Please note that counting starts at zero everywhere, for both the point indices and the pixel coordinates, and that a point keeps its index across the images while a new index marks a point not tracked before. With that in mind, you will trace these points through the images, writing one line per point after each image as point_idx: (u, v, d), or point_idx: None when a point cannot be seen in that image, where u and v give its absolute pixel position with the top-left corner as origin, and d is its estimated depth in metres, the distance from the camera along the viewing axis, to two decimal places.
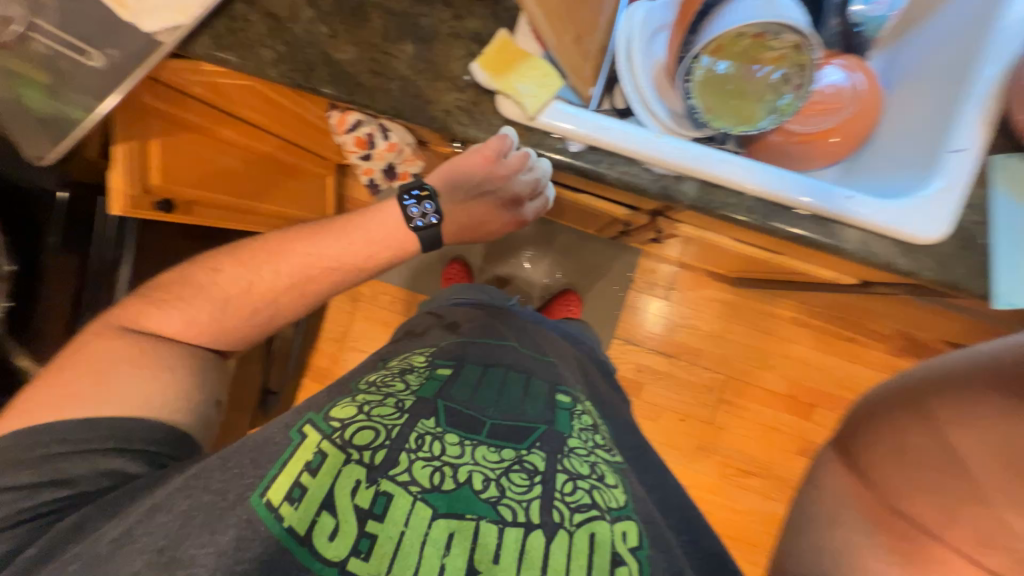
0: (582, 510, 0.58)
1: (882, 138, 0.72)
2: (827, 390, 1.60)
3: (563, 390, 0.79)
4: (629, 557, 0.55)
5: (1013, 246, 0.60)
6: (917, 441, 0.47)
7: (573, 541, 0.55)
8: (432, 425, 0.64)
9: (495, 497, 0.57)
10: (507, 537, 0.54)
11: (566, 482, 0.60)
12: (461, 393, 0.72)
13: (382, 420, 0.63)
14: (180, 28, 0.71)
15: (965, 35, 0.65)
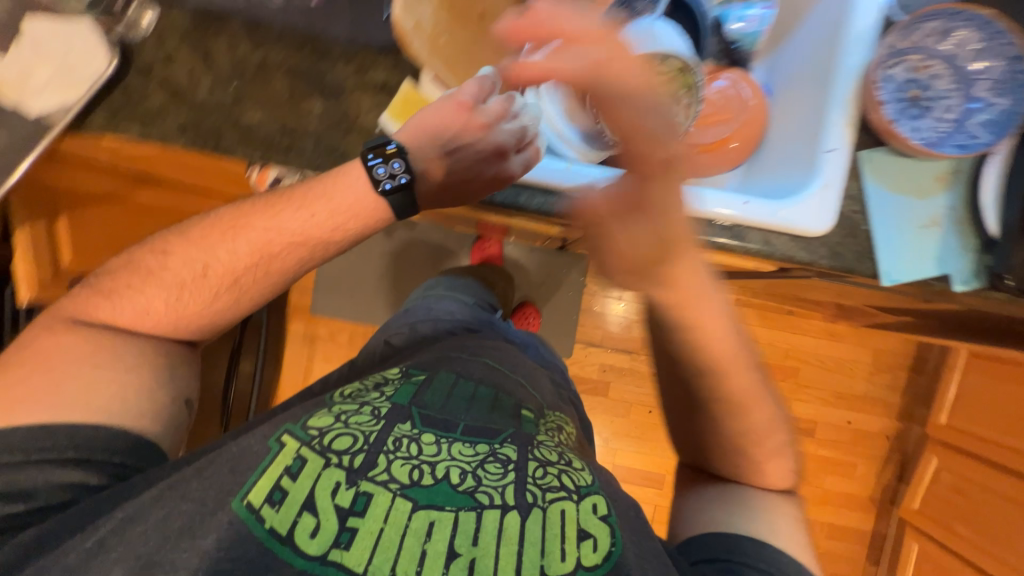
0: (553, 489, 0.60)
1: (773, 143, 0.79)
2: (774, 362, 1.74)
3: (526, 401, 0.78)
4: (598, 528, 0.57)
5: (890, 230, 0.67)
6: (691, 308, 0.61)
7: (547, 518, 0.56)
8: (409, 428, 0.64)
9: (472, 486, 0.58)
10: (485, 522, 0.55)
11: (538, 467, 0.62)
12: (433, 398, 0.71)
13: (359, 427, 0.62)
14: (71, 107, 0.68)
15: (823, 47, 0.72)
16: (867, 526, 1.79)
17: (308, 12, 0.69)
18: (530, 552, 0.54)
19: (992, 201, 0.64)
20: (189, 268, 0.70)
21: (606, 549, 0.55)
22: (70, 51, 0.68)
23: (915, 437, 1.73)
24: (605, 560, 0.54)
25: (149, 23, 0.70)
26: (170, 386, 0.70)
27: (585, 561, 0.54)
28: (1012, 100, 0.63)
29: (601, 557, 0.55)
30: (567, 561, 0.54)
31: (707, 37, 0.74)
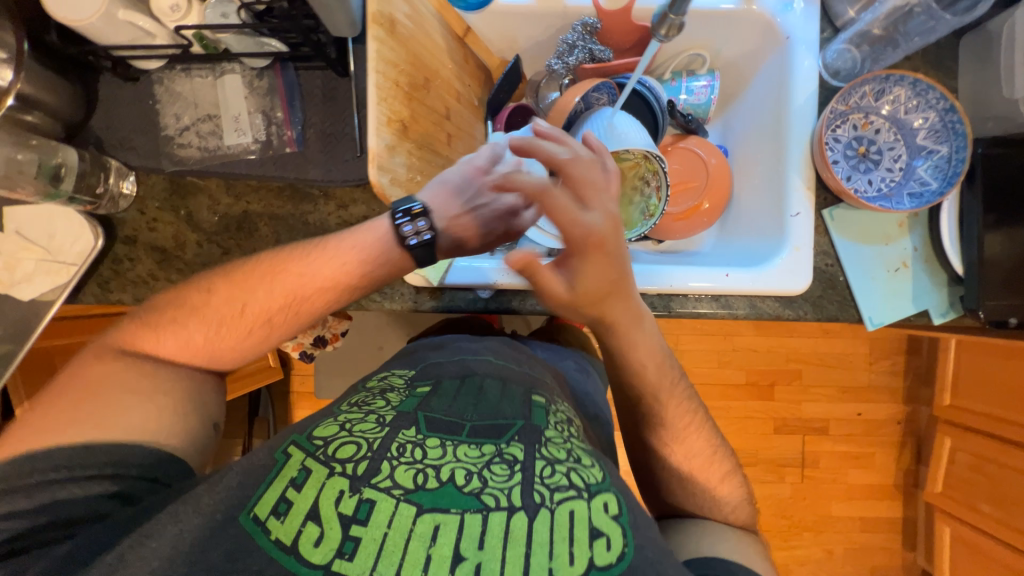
0: (560, 488, 0.50)
1: (740, 200, 0.83)
2: (776, 367, 1.78)
3: (538, 387, 0.66)
4: (610, 526, 0.48)
5: (863, 277, 0.71)
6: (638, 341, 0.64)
7: (554, 521, 0.47)
8: (413, 433, 0.54)
9: (477, 487, 0.49)
10: (490, 529, 0.46)
11: (545, 466, 0.52)
12: (443, 402, 0.60)
13: (364, 435, 0.53)
14: (62, 286, 0.70)
15: (773, 107, 0.76)
16: (898, 514, 1.81)
17: (281, 158, 0.71)
18: (537, 552, 0.45)
19: (952, 242, 0.68)
20: (229, 305, 0.62)
21: (618, 548, 0.47)
22: (53, 234, 0.70)
23: (924, 418, 1.77)
24: (618, 559, 0.46)
25: (129, 191, 0.71)
26: (198, 409, 0.61)
27: (597, 562, 0.45)
28: (953, 147, 0.67)
29: (614, 557, 0.46)
30: (577, 565, 0.45)
31: (662, 119, 0.78)
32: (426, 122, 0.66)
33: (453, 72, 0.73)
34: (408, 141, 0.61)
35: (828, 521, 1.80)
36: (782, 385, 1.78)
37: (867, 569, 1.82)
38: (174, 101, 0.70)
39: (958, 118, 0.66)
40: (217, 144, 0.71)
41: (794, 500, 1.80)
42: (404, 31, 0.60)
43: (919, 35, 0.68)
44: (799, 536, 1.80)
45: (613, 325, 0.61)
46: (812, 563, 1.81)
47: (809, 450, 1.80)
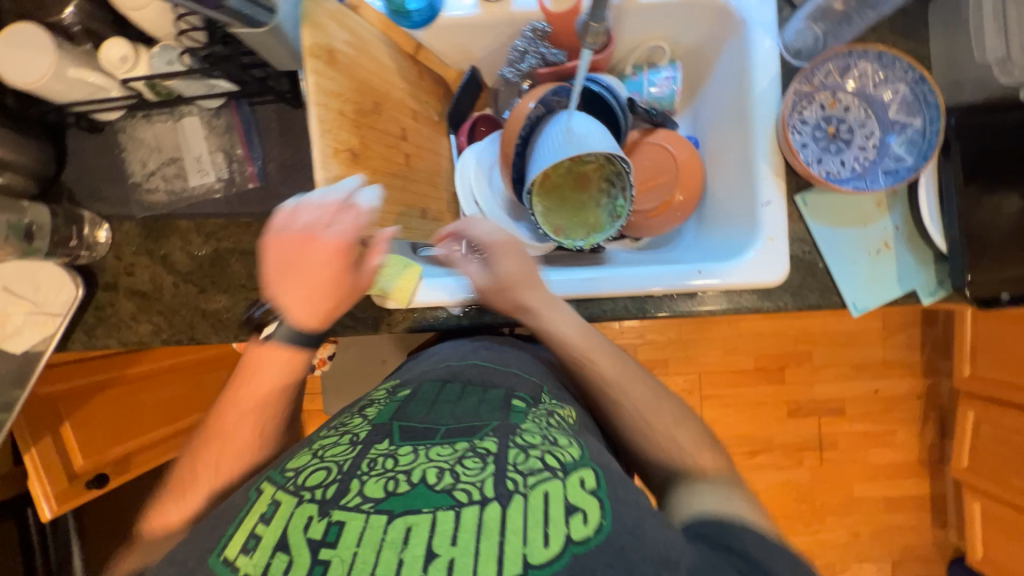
0: (535, 470, 0.45)
1: (715, 190, 0.81)
2: (785, 350, 1.73)
3: (521, 385, 0.63)
4: (587, 502, 0.43)
5: (844, 262, 0.69)
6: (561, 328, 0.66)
7: (530, 505, 0.42)
8: (387, 446, 0.50)
9: (449, 483, 0.44)
10: (462, 526, 0.41)
11: (518, 453, 0.47)
12: (420, 409, 0.56)
13: (335, 458, 0.49)
14: (50, 336, 0.72)
15: (736, 93, 0.74)
16: (925, 491, 1.76)
17: (246, 195, 0.72)
18: (510, 541, 0.40)
19: (934, 220, 0.66)
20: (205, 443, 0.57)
21: (596, 522, 0.42)
22: (37, 286, 0.71)
23: (945, 391, 1.71)
24: (596, 532, 0.41)
25: (105, 239, 0.73)
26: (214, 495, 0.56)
27: (575, 538, 0.41)
28: (926, 119, 0.64)
29: (591, 531, 0.41)
30: (552, 546, 0.40)
31: (623, 117, 0.77)
32: (379, 147, 0.66)
33: (406, 91, 0.73)
34: (359, 168, 0.61)
35: (852, 503, 1.76)
36: (793, 368, 1.74)
37: (896, 549, 1.77)
38: (138, 148, 0.72)
39: (928, 88, 0.63)
40: (183, 186, 0.72)
41: (814, 484, 1.76)
42: (345, 59, 0.60)
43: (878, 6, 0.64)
44: (823, 521, 1.76)
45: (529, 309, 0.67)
46: (838, 546, 1.77)
47: (826, 432, 1.75)
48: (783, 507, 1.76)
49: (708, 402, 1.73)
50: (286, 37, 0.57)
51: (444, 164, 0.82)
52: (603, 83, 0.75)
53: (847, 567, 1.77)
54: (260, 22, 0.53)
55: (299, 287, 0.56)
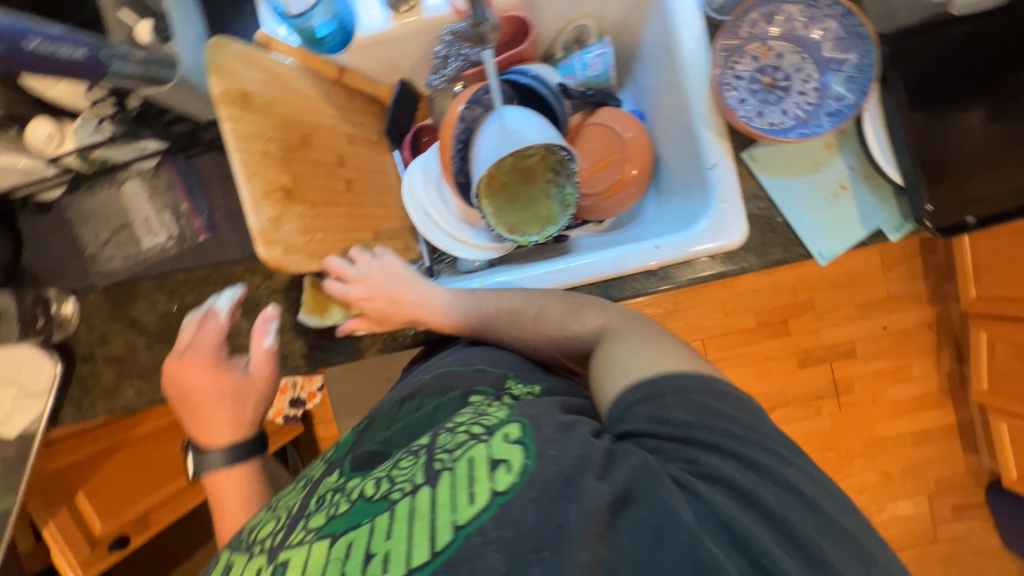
0: (460, 442, 0.47)
1: (667, 160, 0.79)
2: (785, 302, 1.69)
3: (481, 381, 0.60)
4: (510, 451, 0.44)
5: (802, 211, 0.67)
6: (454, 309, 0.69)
7: (455, 476, 0.43)
8: (335, 480, 0.53)
9: (385, 489, 0.46)
10: (395, 518, 0.43)
11: (447, 435, 0.49)
12: (371, 439, 0.60)
13: (285, 507, 0.52)
14: (41, 415, 0.74)
15: (666, 57, 0.72)
16: (951, 420, 1.73)
17: (198, 248, 0.73)
18: (439, 514, 0.41)
19: (885, 154, 0.64)
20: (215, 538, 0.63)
21: (518, 466, 0.42)
22: (19, 369, 0.73)
23: (955, 315, 1.67)
24: (519, 475, 0.42)
25: (72, 311, 0.74)
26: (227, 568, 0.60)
27: (500, 489, 0.41)
28: (860, 52, 0.62)
29: (514, 478, 0.42)
30: (477, 502, 0.41)
31: (557, 102, 0.75)
32: (313, 180, 0.65)
33: (336, 117, 0.73)
34: (296, 204, 0.61)
35: (878, 443, 1.73)
36: (796, 318, 1.70)
37: (931, 483, 1.74)
38: (88, 220, 0.73)
39: (857, 20, 0.60)
40: (137, 250, 0.73)
41: (836, 430, 1.73)
42: (260, 99, 0.60)
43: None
44: (851, 466, 1.73)
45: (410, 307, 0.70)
46: (871, 489, 1.74)
47: (840, 376, 1.72)
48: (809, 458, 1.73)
49: None
50: (197, 88, 0.57)
51: (391, 182, 0.82)
52: (532, 74, 0.74)
53: (884, 508, 1.74)
54: (164, 79, 0.54)
55: (209, 403, 0.67)
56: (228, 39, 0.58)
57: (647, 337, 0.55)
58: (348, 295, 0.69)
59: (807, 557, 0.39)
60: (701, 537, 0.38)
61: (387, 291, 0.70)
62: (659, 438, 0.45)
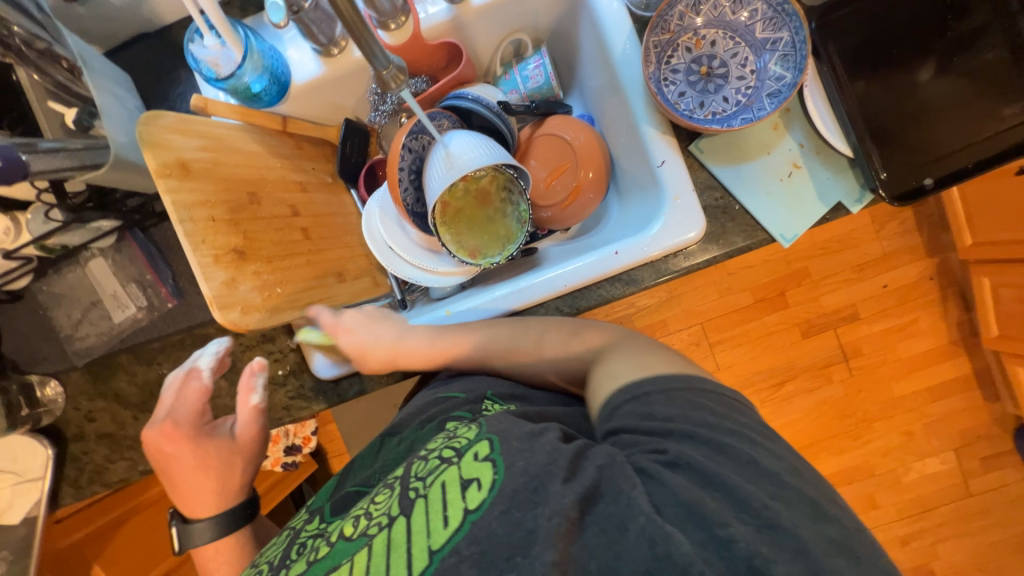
0: (430, 469, 0.50)
1: (622, 160, 0.78)
2: (780, 274, 1.64)
3: (461, 403, 0.65)
4: (481, 469, 0.47)
5: (758, 197, 0.65)
6: (439, 339, 0.71)
7: (427, 502, 0.47)
8: (318, 526, 0.57)
9: (363, 525, 0.49)
10: (375, 552, 0.46)
11: (419, 463, 0.52)
12: (354, 481, 0.64)
13: (271, 556, 0.56)
14: (42, 498, 0.75)
15: (602, 61, 0.71)
16: (967, 370, 1.68)
17: (170, 314, 0.74)
18: (416, 541, 0.45)
19: (833, 127, 0.61)
20: None
21: (488, 482, 0.46)
22: (15, 457, 0.74)
23: (958, 264, 1.62)
24: (488, 491, 0.45)
25: (56, 395, 0.75)
26: None
27: (470, 507, 0.45)
28: (792, 29, 0.60)
29: (485, 494, 0.45)
30: (450, 525, 0.45)
31: (501, 120, 0.75)
32: (267, 235, 0.66)
33: (284, 168, 0.73)
34: (250, 263, 0.62)
35: (896, 404, 1.69)
36: (793, 290, 1.65)
37: (955, 436, 1.69)
38: (58, 303, 0.73)
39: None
40: (110, 325, 0.73)
41: (850, 397, 1.69)
42: (200, 164, 0.60)
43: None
44: (871, 431, 1.69)
45: (395, 341, 0.71)
46: (894, 451, 1.69)
47: (847, 341, 1.68)
48: (826, 428, 1.69)
49: (720, 349, 1.67)
50: (135, 165, 0.58)
51: (351, 221, 0.82)
52: (471, 97, 0.73)
53: (910, 468, 1.69)
54: (99, 163, 0.55)
55: (193, 466, 0.68)
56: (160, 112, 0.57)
57: (641, 349, 0.60)
58: (335, 329, 0.71)
59: (774, 532, 0.40)
60: (657, 518, 0.41)
61: (372, 330, 0.72)
62: (639, 433, 0.48)
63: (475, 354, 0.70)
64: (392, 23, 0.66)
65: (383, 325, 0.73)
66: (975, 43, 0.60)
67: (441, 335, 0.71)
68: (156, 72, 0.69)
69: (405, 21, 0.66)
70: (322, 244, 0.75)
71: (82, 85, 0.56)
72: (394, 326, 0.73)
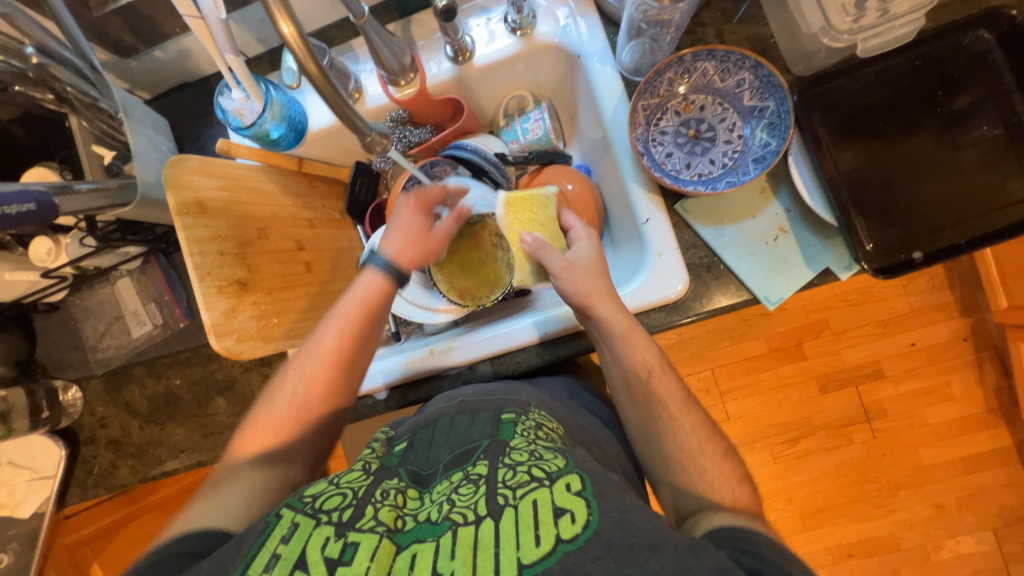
0: (520, 476, 0.46)
1: (615, 211, 0.80)
2: (796, 324, 1.58)
3: (507, 404, 0.61)
4: (574, 502, 0.42)
5: (745, 259, 0.65)
6: (617, 317, 0.61)
7: (522, 513, 0.42)
8: (399, 482, 0.51)
9: (447, 510, 0.45)
10: (460, 542, 0.41)
11: (508, 470, 0.47)
12: (422, 450, 0.58)
13: (350, 484, 0.49)
14: (51, 497, 0.82)
15: (596, 117, 0.74)
16: (1006, 442, 1.54)
17: (181, 333, 0.80)
18: (504, 549, 0.40)
19: (816, 197, 0.61)
20: None
21: (583, 519, 0.41)
22: (34, 456, 0.81)
23: (994, 326, 1.52)
24: (583, 529, 0.40)
25: (76, 401, 0.82)
26: None
27: (561, 538, 0.40)
28: (776, 99, 0.62)
29: (579, 528, 0.40)
30: (542, 546, 0.40)
31: (496, 168, 0.78)
32: (271, 268, 0.71)
33: (295, 205, 0.78)
34: (250, 294, 0.67)
35: (925, 472, 1.55)
36: (810, 341, 1.58)
37: (994, 515, 1.53)
38: (88, 316, 0.80)
39: (767, 71, 0.61)
40: (128, 339, 0.80)
41: (873, 460, 1.57)
42: (217, 203, 0.65)
43: (682, 8, 0.59)
44: (896, 500, 1.55)
45: (590, 276, 0.62)
46: (922, 524, 1.54)
47: (870, 400, 1.57)
48: (845, 492, 1.57)
49: (730, 398, 1.60)
50: (157, 201, 0.65)
51: (354, 254, 0.88)
52: (470, 148, 0.77)
53: (942, 546, 1.54)
54: (127, 201, 0.61)
55: (407, 210, 0.68)
56: (186, 155, 0.64)
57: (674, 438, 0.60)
58: (574, 233, 0.69)
59: None
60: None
61: (593, 269, 0.64)
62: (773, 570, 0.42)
63: (608, 353, 0.62)
64: (402, 80, 0.71)
65: (576, 256, 0.65)
66: (970, 117, 0.59)
67: (623, 314, 0.61)
68: (190, 118, 0.78)
69: (413, 77, 0.72)
70: (322, 277, 0.80)
71: (123, 133, 0.65)
72: (588, 262, 0.64)
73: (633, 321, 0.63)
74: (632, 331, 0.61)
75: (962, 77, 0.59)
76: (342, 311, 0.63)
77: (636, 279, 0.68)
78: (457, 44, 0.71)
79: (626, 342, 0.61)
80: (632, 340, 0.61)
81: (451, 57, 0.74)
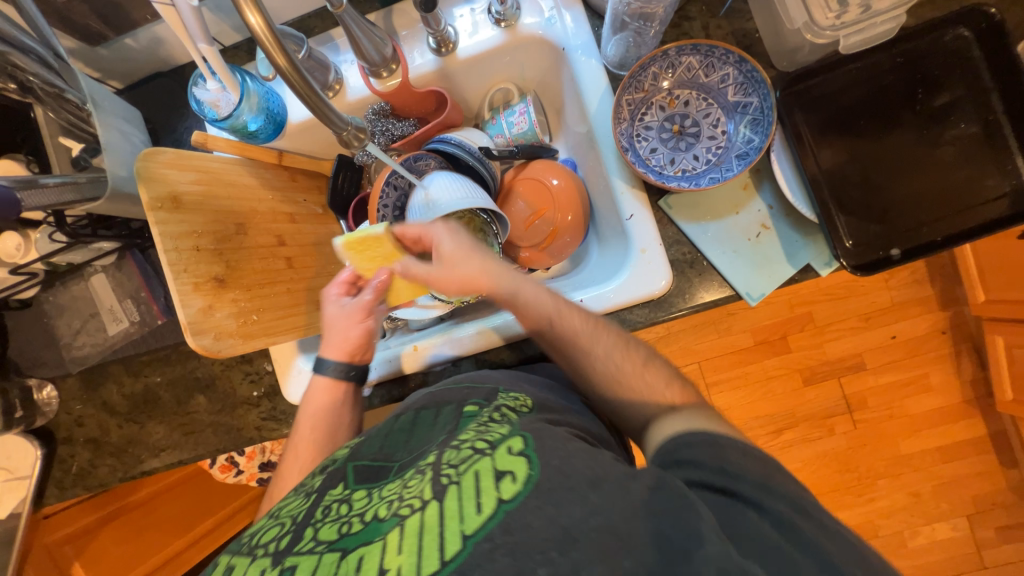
0: (459, 452, 0.44)
1: (601, 207, 0.79)
2: (781, 318, 1.60)
3: (474, 393, 0.58)
4: (516, 462, 0.41)
5: (728, 255, 0.65)
6: (503, 288, 0.62)
7: (463, 487, 0.41)
8: (341, 489, 0.49)
9: (394, 505, 0.42)
10: (405, 534, 0.39)
11: (451, 449, 0.45)
12: (373, 444, 0.55)
13: (290, 513, 0.48)
14: (27, 498, 0.80)
15: (580, 111, 0.74)
16: (980, 432, 1.58)
17: (159, 330, 0.78)
18: (447, 526, 0.38)
19: (798, 193, 0.61)
20: None
21: (523, 476, 0.40)
22: (8, 456, 0.79)
23: (972, 319, 1.55)
24: (523, 486, 0.40)
25: (53, 401, 0.80)
26: None
27: (504, 501, 0.39)
28: (760, 95, 0.62)
29: (520, 487, 0.39)
30: (484, 513, 0.38)
31: (481, 163, 0.77)
32: (249, 264, 0.69)
33: (274, 199, 0.77)
34: (229, 291, 0.65)
35: (903, 462, 1.59)
36: (795, 334, 1.60)
37: (968, 503, 1.57)
38: (62, 313, 0.78)
39: (751, 66, 0.61)
40: (104, 337, 0.77)
41: (854, 450, 1.60)
42: (192, 198, 0.64)
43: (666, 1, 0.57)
44: (876, 488, 1.59)
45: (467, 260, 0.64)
46: (900, 511, 1.59)
47: (851, 392, 1.60)
48: (827, 481, 1.61)
49: (716, 391, 1.63)
50: (128, 195, 0.63)
51: None
52: (454, 141, 0.76)
53: (918, 532, 1.58)
54: (97, 195, 0.60)
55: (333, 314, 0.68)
56: (159, 147, 0.61)
57: None
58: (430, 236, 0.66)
59: None
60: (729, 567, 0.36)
61: (471, 251, 0.64)
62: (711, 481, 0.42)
63: (521, 308, 0.61)
64: (383, 71, 0.70)
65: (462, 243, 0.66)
66: (949, 115, 0.60)
67: (508, 282, 0.62)
68: (165, 109, 0.75)
69: (395, 69, 0.70)
70: (303, 272, 0.78)
71: (91, 124, 0.63)
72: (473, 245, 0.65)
73: (524, 279, 0.62)
74: (522, 290, 0.61)
75: (942, 75, 0.59)
76: (298, 427, 0.66)
77: (618, 275, 0.68)
78: (440, 36, 0.70)
79: (518, 300, 0.61)
80: (524, 296, 0.61)
81: (434, 49, 0.72)
